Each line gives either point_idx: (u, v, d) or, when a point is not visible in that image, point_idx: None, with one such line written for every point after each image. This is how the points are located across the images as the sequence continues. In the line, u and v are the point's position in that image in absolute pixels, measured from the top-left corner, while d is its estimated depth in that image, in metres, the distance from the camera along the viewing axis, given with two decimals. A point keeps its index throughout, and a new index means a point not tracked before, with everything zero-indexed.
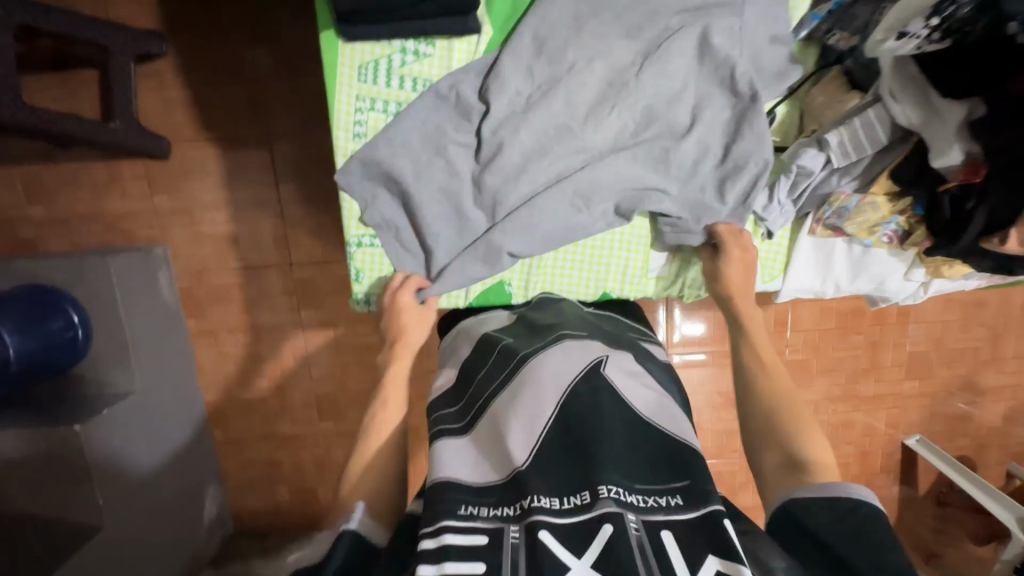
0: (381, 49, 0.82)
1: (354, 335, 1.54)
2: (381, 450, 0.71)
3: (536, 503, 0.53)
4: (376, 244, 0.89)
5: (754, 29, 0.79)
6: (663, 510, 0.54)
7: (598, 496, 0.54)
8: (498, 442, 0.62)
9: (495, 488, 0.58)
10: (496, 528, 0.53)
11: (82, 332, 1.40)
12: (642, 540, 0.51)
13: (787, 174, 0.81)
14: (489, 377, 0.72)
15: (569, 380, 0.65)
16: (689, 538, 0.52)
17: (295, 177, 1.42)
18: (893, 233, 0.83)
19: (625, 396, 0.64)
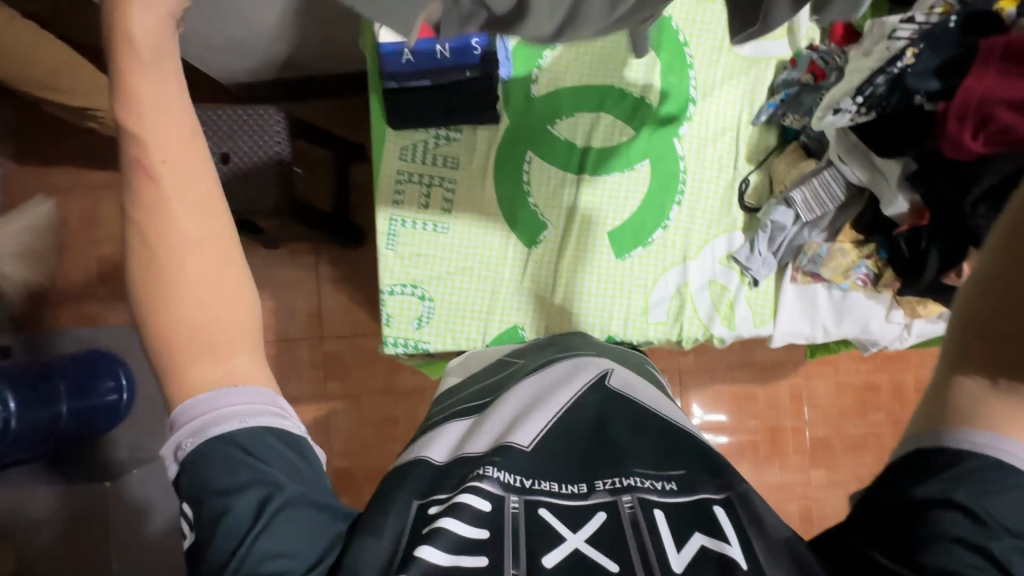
0: (420, 135, 1.02)
1: (376, 407, 1.61)
2: (199, 288, 0.45)
3: (537, 485, 0.53)
4: (405, 292, 1.01)
5: (722, 114, 1.01)
6: (659, 492, 0.52)
7: (593, 488, 0.53)
8: (506, 427, 0.61)
9: (515, 452, 0.56)
10: (499, 494, 0.51)
11: (126, 396, 1.46)
12: (636, 517, 0.49)
13: (763, 229, 0.94)
14: (503, 381, 0.76)
15: (578, 385, 0.67)
16: (680, 518, 0.50)
17: (333, 260, 1.61)
18: (866, 276, 0.93)
19: (630, 398, 0.66)
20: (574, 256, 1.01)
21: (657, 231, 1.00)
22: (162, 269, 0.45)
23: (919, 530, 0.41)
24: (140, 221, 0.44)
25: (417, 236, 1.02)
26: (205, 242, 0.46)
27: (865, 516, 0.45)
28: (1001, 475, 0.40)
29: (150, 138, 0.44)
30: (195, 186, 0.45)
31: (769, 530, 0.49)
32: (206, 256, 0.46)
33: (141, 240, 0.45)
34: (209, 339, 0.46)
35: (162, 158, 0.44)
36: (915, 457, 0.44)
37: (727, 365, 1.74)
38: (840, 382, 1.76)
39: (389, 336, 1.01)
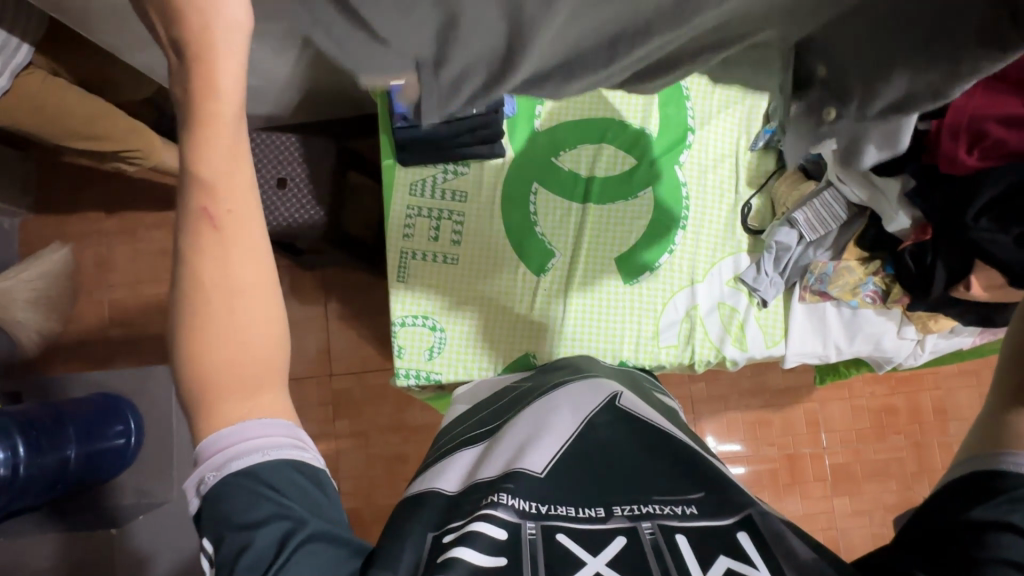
0: (429, 171, 1.05)
1: (385, 444, 1.59)
2: (244, 331, 0.47)
3: (555, 511, 0.52)
4: (416, 323, 1.02)
5: (719, 141, 1.05)
6: (679, 517, 0.51)
7: (612, 513, 0.52)
8: (518, 449, 0.60)
9: (528, 478, 0.55)
10: (514, 523, 0.50)
11: (133, 439, 1.45)
12: (657, 542, 0.48)
13: (768, 250, 0.96)
14: (514, 405, 0.76)
15: (589, 407, 0.67)
16: (703, 540, 0.48)
17: (342, 297, 1.63)
18: (874, 292, 0.94)
19: (644, 419, 0.65)
20: (581, 284, 1.02)
21: (663, 256, 1.02)
22: (212, 309, 0.46)
23: (969, 547, 0.40)
24: (199, 264, 0.46)
25: (426, 267, 1.03)
26: (258, 291, 0.47)
27: (909, 537, 0.45)
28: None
29: (222, 188, 0.46)
30: (255, 237, 0.47)
31: (797, 557, 0.47)
32: (254, 303, 0.47)
33: (194, 281, 0.46)
34: (245, 376, 0.47)
35: (229, 207, 0.46)
36: (967, 481, 0.44)
37: (740, 391, 1.72)
38: (856, 406, 1.72)
39: (400, 368, 1.01)
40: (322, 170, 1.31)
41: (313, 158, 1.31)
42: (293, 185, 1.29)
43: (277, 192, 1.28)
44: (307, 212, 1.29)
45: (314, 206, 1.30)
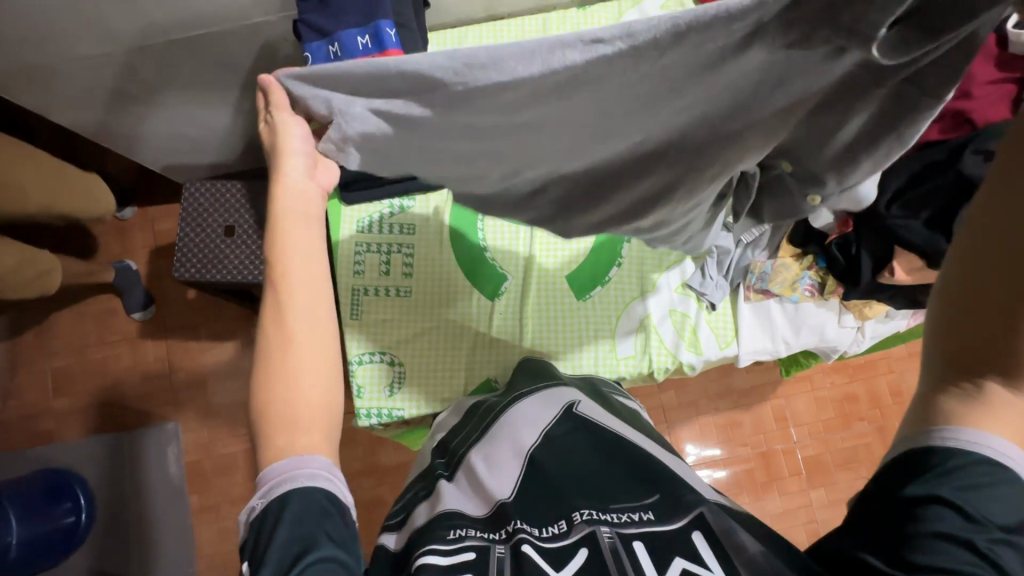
0: (374, 207, 1.06)
1: (359, 489, 1.53)
2: (303, 373, 0.53)
3: (521, 526, 0.52)
4: (374, 360, 1.01)
5: None
6: (636, 523, 0.51)
7: (573, 523, 0.52)
8: (479, 479, 0.62)
9: (479, 520, 0.56)
10: (484, 547, 0.51)
11: (85, 516, 1.35)
12: (615, 547, 0.48)
13: (710, 255, 1.00)
14: (478, 425, 0.76)
15: (545, 420, 0.69)
16: (659, 544, 0.48)
17: None
18: (811, 286, 0.99)
19: (604, 425, 0.67)
20: (537, 304, 1.03)
21: (613, 268, 1.04)
22: (275, 358, 0.53)
23: (905, 527, 0.42)
24: (267, 327, 0.54)
25: (379, 302, 1.03)
26: (320, 348, 0.54)
27: (857, 517, 0.47)
28: (988, 474, 0.42)
29: (280, 258, 0.55)
30: (316, 290, 0.56)
31: (747, 550, 0.47)
32: (312, 356, 0.54)
33: (264, 342, 0.54)
34: (297, 413, 0.51)
35: (288, 270, 0.55)
36: (905, 461, 0.45)
37: (709, 395, 1.75)
38: (819, 397, 1.78)
39: (361, 408, 0.99)
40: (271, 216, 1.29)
41: (259, 203, 1.29)
42: (241, 232, 1.27)
43: (224, 241, 1.27)
44: (255, 258, 1.26)
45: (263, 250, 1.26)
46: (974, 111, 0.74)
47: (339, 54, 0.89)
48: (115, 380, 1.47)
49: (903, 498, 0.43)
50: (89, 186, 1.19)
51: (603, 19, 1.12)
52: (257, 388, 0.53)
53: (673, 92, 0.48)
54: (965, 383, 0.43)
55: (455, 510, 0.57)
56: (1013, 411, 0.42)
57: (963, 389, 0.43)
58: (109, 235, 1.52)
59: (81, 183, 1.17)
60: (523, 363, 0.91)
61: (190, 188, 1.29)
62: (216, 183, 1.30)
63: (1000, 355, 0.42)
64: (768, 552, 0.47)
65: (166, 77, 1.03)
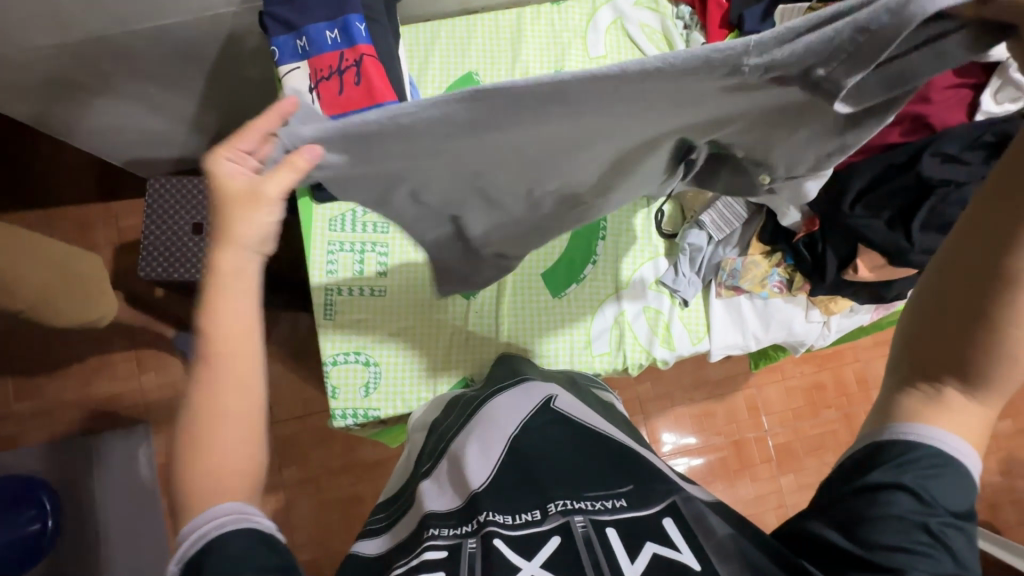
0: (345, 205, 1.03)
1: (338, 486, 1.52)
2: (225, 450, 0.52)
3: (490, 517, 0.52)
4: (349, 361, 1.00)
5: None
6: (608, 510, 0.52)
7: (547, 512, 0.53)
8: (456, 477, 0.61)
9: (455, 512, 0.56)
10: (455, 544, 0.51)
11: (51, 523, 1.28)
12: (588, 534, 0.49)
13: (683, 252, 1.02)
14: (451, 427, 0.73)
15: (522, 415, 0.68)
16: (632, 531, 0.50)
17: (278, 340, 1.57)
18: (780, 283, 1.00)
19: (581, 420, 0.67)
20: (513, 301, 1.04)
21: (587, 265, 1.05)
22: (199, 433, 0.52)
23: (866, 511, 0.46)
24: (194, 399, 0.53)
25: (353, 302, 1.01)
26: (233, 378, 0.53)
27: (823, 499, 0.50)
28: (939, 463, 0.46)
29: (217, 334, 0.53)
30: (241, 372, 0.54)
31: (720, 540, 0.49)
32: (227, 380, 0.53)
33: (191, 413, 0.53)
34: (220, 482, 0.51)
35: (221, 343, 0.53)
36: (867, 451, 0.49)
37: (684, 386, 1.79)
38: (790, 386, 1.83)
39: (336, 409, 0.98)
40: None
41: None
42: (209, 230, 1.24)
43: (192, 239, 1.23)
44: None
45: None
46: (931, 116, 0.78)
47: (308, 48, 0.88)
48: (81, 382, 1.43)
49: (863, 482, 0.47)
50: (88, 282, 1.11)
51: (576, 15, 1.12)
52: (179, 456, 0.52)
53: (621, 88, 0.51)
54: (926, 386, 0.47)
55: (441, 511, 0.57)
56: (968, 414, 0.46)
57: (923, 391, 0.47)
58: (70, 232, 1.46)
59: (80, 284, 1.08)
60: (501, 359, 0.90)
61: (154, 184, 1.25)
62: (179, 179, 1.26)
63: (961, 364, 0.46)
64: (736, 536, 0.49)
65: (127, 70, 0.99)
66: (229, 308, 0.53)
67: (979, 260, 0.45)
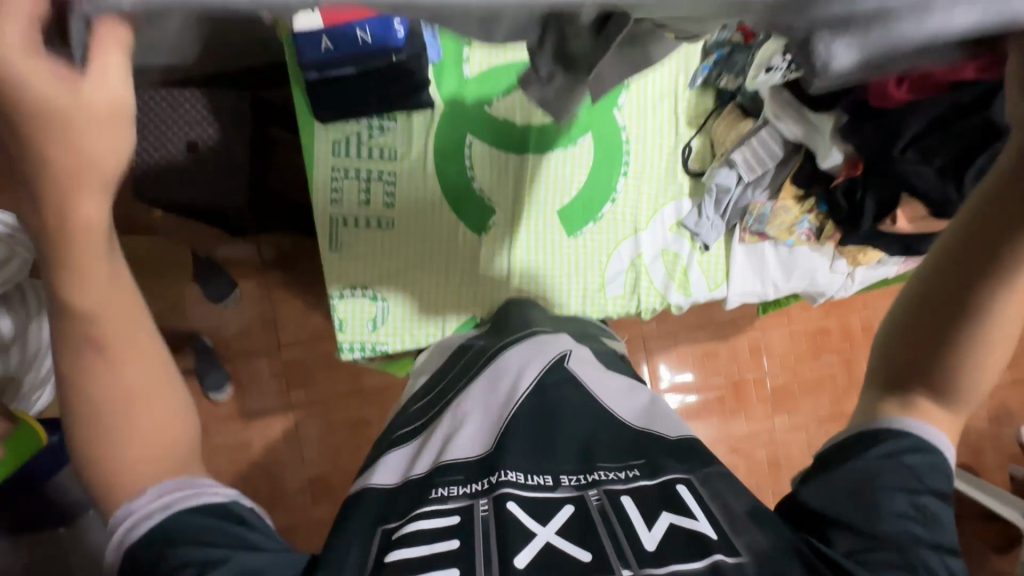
0: (351, 127, 0.96)
1: (344, 410, 1.56)
2: (139, 429, 0.46)
3: (504, 477, 0.51)
4: (356, 295, 0.97)
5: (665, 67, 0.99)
6: (625, 480, 0.52)
7: (559, 482, 0.53)
8: (448, 433, 0.59)
9: (470, 465, 0.55)
10: (465, 506, 0.50)
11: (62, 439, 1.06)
12: (603, 507, 0.49)
13: (709, 193, 0.96)
14: (455, 379, 0.70)
15: (532, 372, 0.63)
16: (648, 500, 0.50)
17: (281, 267, 1.54)
18: (808, 230, 0.95)
19: (588, 386, 0.63)
20: (525, 240, 0.99)
21: (605, 205, 0.99)
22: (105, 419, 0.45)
23: (874, 490, 0.48)
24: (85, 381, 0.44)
25: (358, 234, 0.97)
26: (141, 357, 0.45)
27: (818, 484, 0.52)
28: (923, 452, 0.49)
29: (102, 320, 0.42)
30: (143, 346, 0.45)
31: (738, 518, 0.49)
32: (144, 356, 0.45)
33: (80, 392, 0.44)
34: (157, 465, 0.47)
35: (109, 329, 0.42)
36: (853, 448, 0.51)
37: (688, 326, 1.79)
38: (794, 331, 1.83)
39: (343, 342, 0.96)
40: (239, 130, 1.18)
41: (224, 117, 1.16)
42: (204, 148, 1.15)
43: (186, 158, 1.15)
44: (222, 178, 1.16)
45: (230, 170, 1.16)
46: None
47: None
48: None
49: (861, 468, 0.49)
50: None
51: None
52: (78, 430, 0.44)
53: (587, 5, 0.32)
54: (901, 397, 0.50)
55: (457, 460, 0.55)
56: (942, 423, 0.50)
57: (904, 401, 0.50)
58: None
59: None
60: (512, 303, 0.85)
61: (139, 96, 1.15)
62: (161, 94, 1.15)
63: (934, 378, 0.49)
64: (755, 513, 0.50)
65: None
66: (105, 278, 0.40)
67: (949, 293, 0.46)
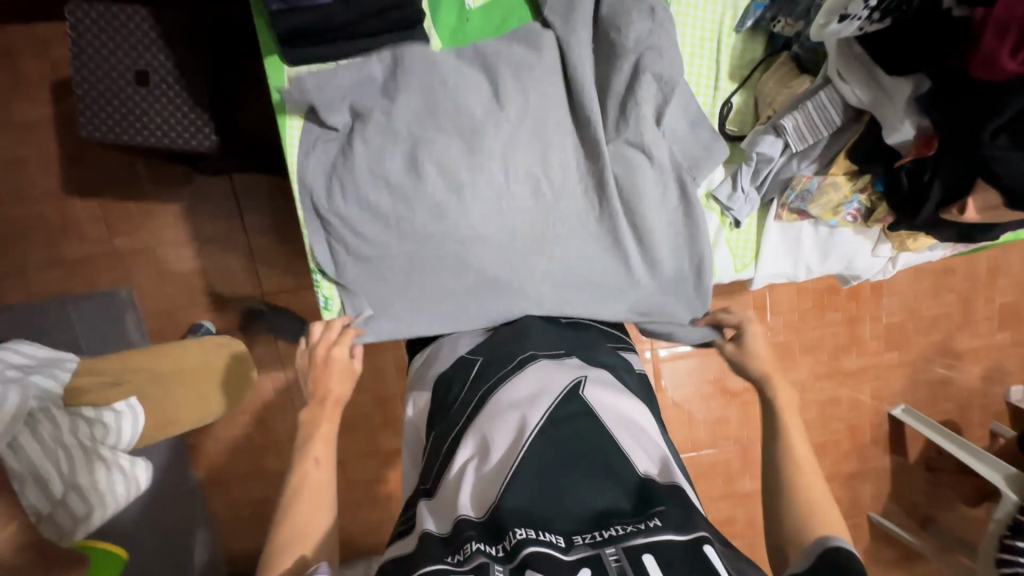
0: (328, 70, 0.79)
1: None
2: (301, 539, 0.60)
3: (526, 535, 0.47)
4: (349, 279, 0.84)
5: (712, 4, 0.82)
6: (644, 531, 0.47)
7: (573, 542, 0.48)
8: (457, 482, 0.56)
9: (476, 525, 0.51)
10: (479, 566, 0.46)
11: None
12: (623, 569, 0.44)
13: (747, 162, 0.82)
14: (461, 406, 0.66)
15: (544, 407, 0.59)
16: (673, 557, 0.45)
17: (263, 205, 1.33)
18: (856, 211, 0.84)
19: (602, 418, 0.58)
20: None
21: None
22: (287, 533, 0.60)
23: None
24: (289, 498, 0.63)
25: None
26: (313, 495, 0.64)
27: None
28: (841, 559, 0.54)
29: (313, 457, 0.67)
30: (320, 488, 0.65)
31: None
32: (319, 494, 0.64)
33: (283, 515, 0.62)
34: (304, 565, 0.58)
35: (315, 467, 0.66)
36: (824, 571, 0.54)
37: None
38: (802, 288, 1.71)
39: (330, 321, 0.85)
40: (201, 53, 0.99)
41: (177, 41, 0.96)
42: (158, 80, 0.96)
43: (137, 92, 0.96)
44: (181, 117, 0.98)
45: (190, 106, 0.98)
46: None
47: None
48: (52, 238, 1.28)
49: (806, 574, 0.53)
50: (216, 392, 0.99)
51: None
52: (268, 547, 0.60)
53: (548, 261, 0.80)
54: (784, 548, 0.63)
55: (474, 518, 0.52)
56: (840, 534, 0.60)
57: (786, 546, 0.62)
58: None
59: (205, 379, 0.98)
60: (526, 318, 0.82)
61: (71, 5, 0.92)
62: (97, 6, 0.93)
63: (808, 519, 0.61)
64: None
65: None
66: (327, 435, 0.70)
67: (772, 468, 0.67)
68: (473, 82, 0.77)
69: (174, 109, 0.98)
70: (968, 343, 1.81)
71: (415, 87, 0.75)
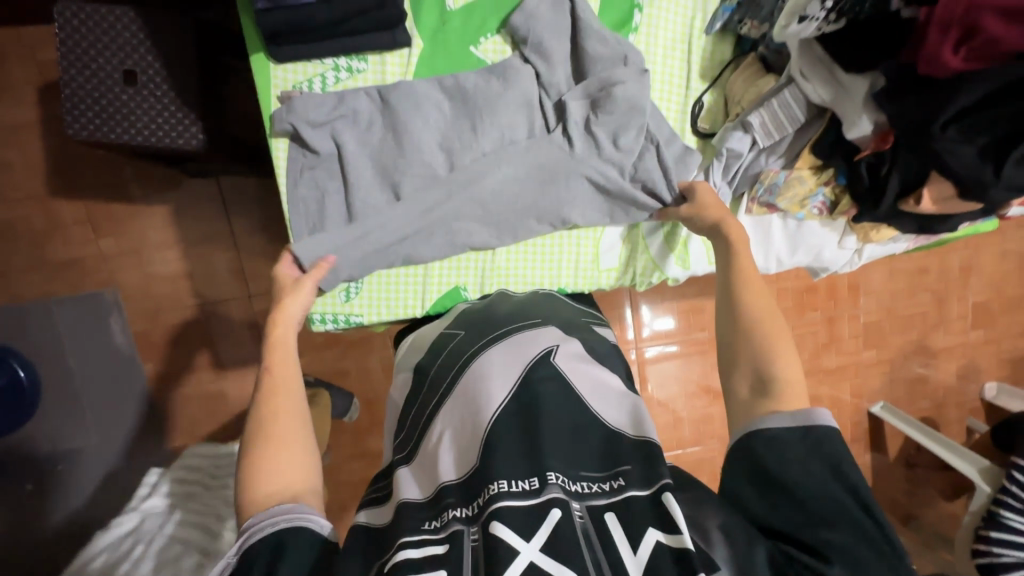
0: (313, 68, 0.82)
1: (321, 363, 1.44)
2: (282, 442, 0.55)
3: (500, 488, 0.49)
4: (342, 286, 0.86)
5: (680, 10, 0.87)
6: (607, 493, 0.50)
7: (546, 482, 0.50)
8: (433, 451, 0.58)
9: (456, 488, 0.53)
10: (452, 532, 0.49)
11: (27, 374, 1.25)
12: (587, 528, 0.47)
13: (718, 157, 0.85)
14: (438, 378, 0.68)
15: (513, 378, 0.60)
16: (634, 513, 0.48)
17: (251, 208, 1.34)
18: (822, 204, 0.88)
19: (573, 387, 0.59)
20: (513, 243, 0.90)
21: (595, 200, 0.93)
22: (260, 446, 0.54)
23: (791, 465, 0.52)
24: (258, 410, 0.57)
25: None
26: (287, 396, 0.58)
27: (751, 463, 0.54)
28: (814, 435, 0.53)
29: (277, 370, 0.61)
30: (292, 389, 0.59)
31: (711, 533, 0.49)
32: (289, 401, 0.58)
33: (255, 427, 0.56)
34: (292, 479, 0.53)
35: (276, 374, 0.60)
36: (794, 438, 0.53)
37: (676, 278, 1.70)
38: (783, 289, 1.74)
39: (314, 313, 0.85)
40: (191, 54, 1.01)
41: (167, 42, 0.98)
42: (146, 80, 0.98)
43: (124, 91, 0.98)
44: (169, 115, 0.99)
45: (178, 105, 0.99)
46: None
47: None
48: (37, 240, 1.28)
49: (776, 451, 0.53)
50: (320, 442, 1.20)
51: None
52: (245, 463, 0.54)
53: None
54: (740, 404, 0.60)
55: (454, 481, 0.54)
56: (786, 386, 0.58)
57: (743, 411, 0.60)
58: None
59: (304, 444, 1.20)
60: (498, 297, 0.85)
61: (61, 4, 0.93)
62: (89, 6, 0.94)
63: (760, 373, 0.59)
64: (730, 525, 0.50)
65: None
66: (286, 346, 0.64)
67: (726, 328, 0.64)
68: (453, 117, 0.83)
69: (162, 104, 0.99)
70: (943, 341, 1.86)
71: (404, 111, 0.81)
